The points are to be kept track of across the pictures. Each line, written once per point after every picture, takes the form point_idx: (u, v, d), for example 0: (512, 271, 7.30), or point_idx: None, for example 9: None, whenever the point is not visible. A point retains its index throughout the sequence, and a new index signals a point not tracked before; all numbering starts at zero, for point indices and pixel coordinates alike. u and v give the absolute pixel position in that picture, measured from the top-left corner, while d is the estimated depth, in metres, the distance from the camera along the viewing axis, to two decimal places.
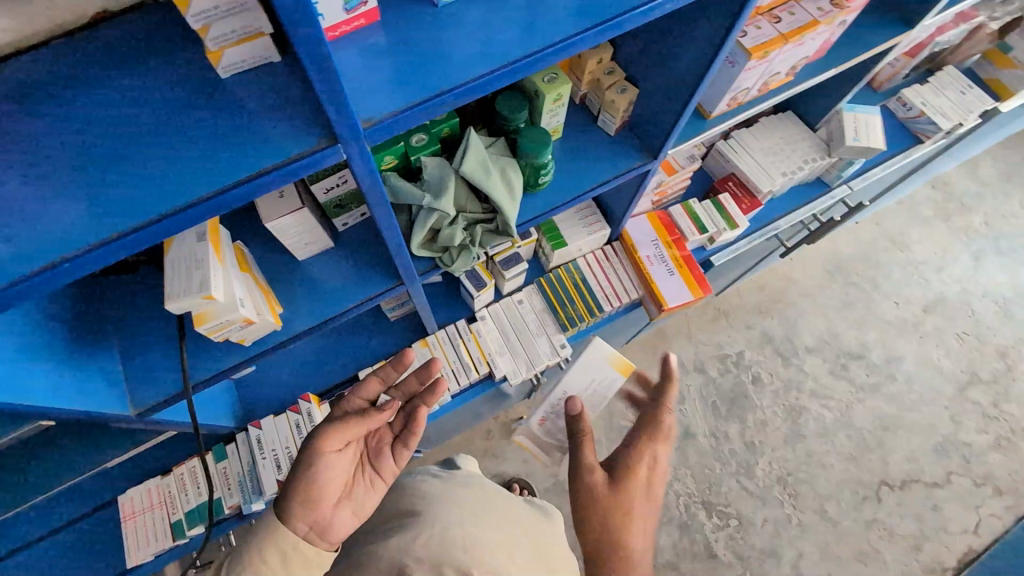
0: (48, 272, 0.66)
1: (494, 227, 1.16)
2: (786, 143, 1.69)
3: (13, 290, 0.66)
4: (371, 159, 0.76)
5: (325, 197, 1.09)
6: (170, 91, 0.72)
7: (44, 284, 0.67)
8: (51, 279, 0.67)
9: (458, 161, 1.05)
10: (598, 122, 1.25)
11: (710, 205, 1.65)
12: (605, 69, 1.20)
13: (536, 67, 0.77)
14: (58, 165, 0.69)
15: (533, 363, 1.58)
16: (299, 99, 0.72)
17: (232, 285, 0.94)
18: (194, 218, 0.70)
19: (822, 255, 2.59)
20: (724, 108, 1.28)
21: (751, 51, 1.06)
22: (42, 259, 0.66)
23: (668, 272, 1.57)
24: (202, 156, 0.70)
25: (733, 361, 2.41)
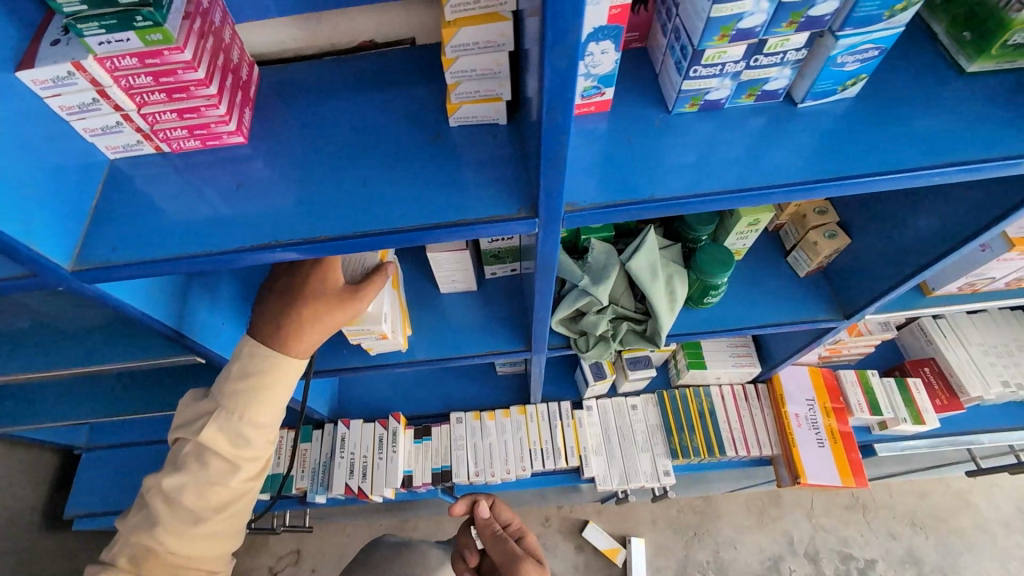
0: (261, 250, 0.74)
1: (641, 330, 1.09)
2: (1018, 347, 1.39)
3: (231, 256, 0.74)
4: (557, 241, 0.75)
5: (487, 245, 1.12)
6: (403, 124, 0.80)
7: (253, 259, 0.75)
8: (258, 256, 0.75)
9: (629, 255, 1.02)
10: (789, 258, 1.13)
11: (891, 384, 1.40)
12: (815, 207, 1.07)
13: (756, 202, 0.71)
14: (299, 161, 0.79)
15: (628, 477, 1.44)
16: (508, 161, 0.75)
17: (381, 300, 1.00)
18: (384, 243, 0.74)
19: (1019, 489, 2.05)
20: (953, 290, 1.08)
21: (1016, 243, 0.89)
22: (263, 238, 0.74)
23: (816, 442, 1.35)
24: (409, 190, 0.75)
25: (858, 568, 1.97)
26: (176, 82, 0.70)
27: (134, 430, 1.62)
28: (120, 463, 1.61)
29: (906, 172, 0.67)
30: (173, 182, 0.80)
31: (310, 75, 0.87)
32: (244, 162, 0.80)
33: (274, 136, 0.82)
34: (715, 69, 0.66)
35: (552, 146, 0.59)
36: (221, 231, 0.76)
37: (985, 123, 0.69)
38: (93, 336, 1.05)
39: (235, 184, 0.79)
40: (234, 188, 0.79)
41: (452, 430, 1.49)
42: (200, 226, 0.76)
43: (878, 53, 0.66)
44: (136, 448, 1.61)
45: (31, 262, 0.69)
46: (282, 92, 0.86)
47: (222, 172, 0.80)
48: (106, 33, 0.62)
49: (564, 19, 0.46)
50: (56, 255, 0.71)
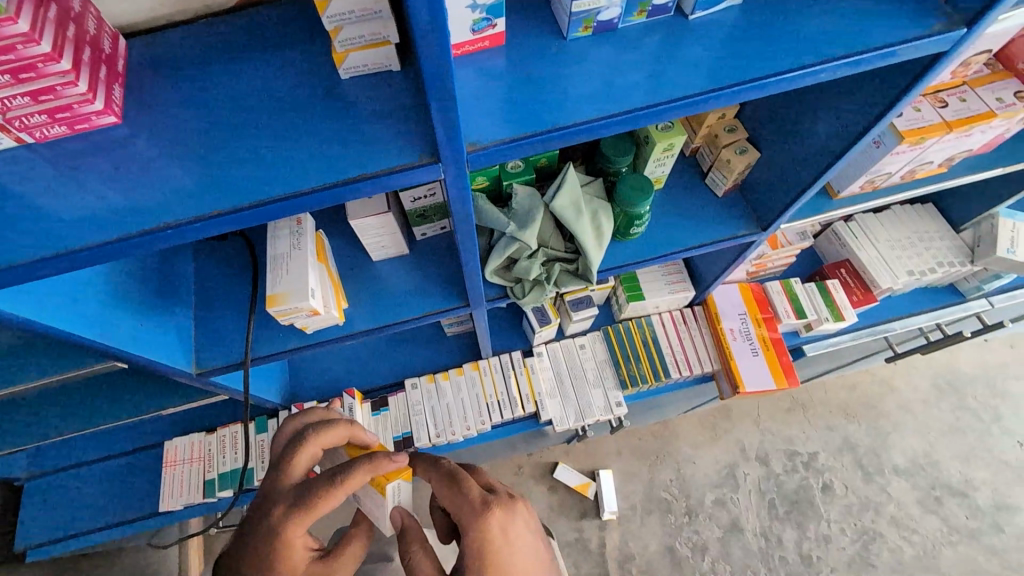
0: (151, 235, 0.68)
1: (573, 269, 1.11)
2: (919, 238, 1.51)
3: (120, 245, 0.69)
4: (465, 184, 0.74)
5: (411, 205, 1.08)
6: (289, 81, 0.74)
7: (144, 245, 0.70)
8: (151, 241, 0.69)
9: (551, 195, 1.02)
10: (707, 180, 1.17)
11: (813, 289, 1.50)
12: (727, 125, 1.10)
13: (653, 121, 0.72)
14: (178, 135, 0.72)
15: (583, 414, 1.49)
16: (409, 109, 0.72)
17: (305, 273, 0.94)
18: (287, 208, 0.71)
19: (933, 368, 2.29)
20: (855, 190, 1.16)
21: (904, 136, 0.95)
22: (150, 222, 0.69)
23: (751, 352, 1.44)
24: (306, 150, 0.71)
25: (803, 461, 2.16)
26: (19, 62, 0.60)
27: (73, 451, 1.51)
28: (64, 488, 1.50)
29: (791, 72, 0.69)
30: (43, 175, 0.71)
31: (188, 46, 0.77)
32: (121, 145, 0.72)
33: (152, 109, 0.74)
34: None
35: (434, 73, 0.58)
36: (106, 221, 0.69)
37: (864, 18, 0.72)
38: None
39: (113, 167, 0.71)
40: (113, 172, 0.71)
41: (409, 397, 1.49)
42: (82, 218, 0.69)
43: None
44: (79, 470, 1.51)
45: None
46: (158, 63, 0.76)
47: (97, 157, 0.72)
48: None
49: None
50: None
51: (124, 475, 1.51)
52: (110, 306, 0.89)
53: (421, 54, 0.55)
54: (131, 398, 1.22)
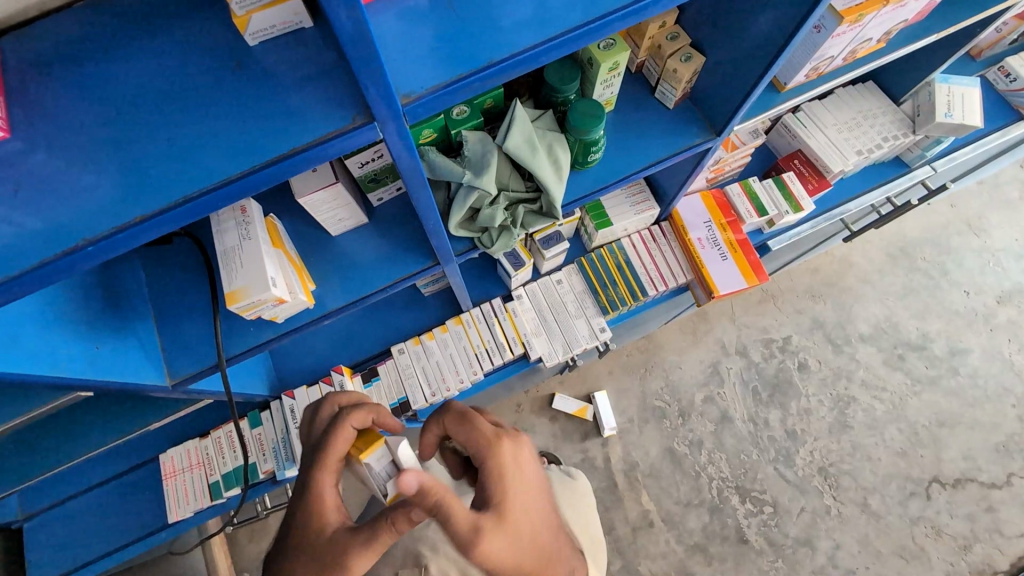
0: (73, 255, 0.62)
1: (538, 208, 1.09)
2: (864, 117, 1.53)
3: (40, 272, 0.62)
4: (405, 140, 0.70)
5: (360, 171, 1.02)
6: (194, 56, 0.66)
7: (69, 268, 0.64)
8: (75, 262, 0.64)
9: (502, 136, 0.97)
10: (656, 94, 1.14)
11: (770, 184, 1.53)
12: (668, 34, 1.06)
13: (590, 39, 0.70)
14: (78, 139, 0.64)
15: (570, 346, 1.52)
16: (333, 67, 0.66)
17: (264, 263, 0.89)
18: (220, 199, 0.66)
19: (886, 238, 2.40)
20: (801, 79, 1.16)
21: (843, 16, 0.93)
22: (68, 240, 0.63)
23: (720, 256, 1.48)
24: (227, 133, 0.65)
25: (779, 346, 2.29)
26: None
27: (68, 482, 1.48)
28: (66, 520, 1.47)
29: None
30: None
31: (67, 35, 0.66)
32: (15, 163, 0.63)
33: (43, 115, 0.64)
34: None
35: (351, 23, 0.52)
36: (17, 250, 0.62)
37: None
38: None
39: (11, 188, 0.63)
40: (11, 193, 0.63)
41: (398, 363, 1.49)
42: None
43: None
44: (78, 500, 1.48)
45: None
46: (38, 61, 0.65)
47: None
48: None
49: None
50: None
51: (126, 495, 1.49)
52: (57, 336, 0.82)
53: (330, 5, 0.50)
54: (112, 423, 1.19)
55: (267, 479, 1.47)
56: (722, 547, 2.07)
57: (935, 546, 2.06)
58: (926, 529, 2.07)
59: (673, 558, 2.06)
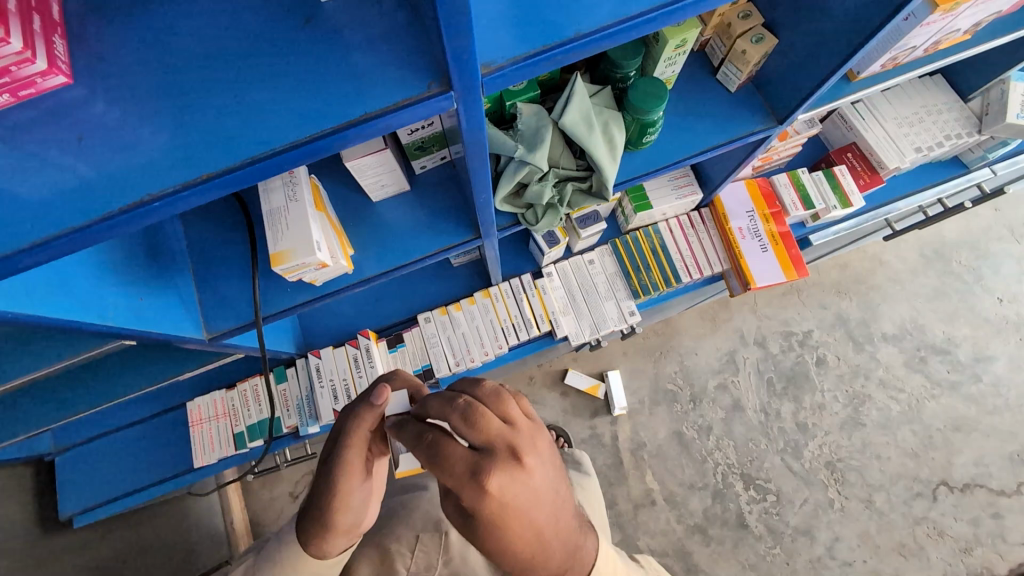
0: (137, 210, 0.61)
1: (587, 187, 1.06)
2: (927, 112, 1.46)
3: (103, 225, 0.62)
4: (478, 112, 0.67)
5: (408, 138, 0.99)
6: (262, 9, 0.63)
7: (131, 222, 0.63)
8: (138, 217, 0.63)
9: (560, 111, 0.93)
10: (718, 75, 1.09)
11: (820, 177, 1.47)
12: (740, 12, 1.00)
13: (677, 17, 0.66)
14: (142, 89, 0.62)
15: (598, 327, 1.51)
16: (407, 29, 0.62)
17: (310, 227, 0.88)
18: (284, 164, 0.64)
19: (921, 237, 2.33)
20: (876, 70, 1.09)
21: (938, 5, 0.86)
22: (133, 195, 0.61)
23: (760, 248, 1.44)
24: (296, 94, 0.62)
25: (799, 340, 2.26)
26: None
27: (97, 421, 1.52)
28: (95, 456, 1.52)
29: None
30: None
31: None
32: (78, 110, 0.61)
33: (107, 62, 0.62)
34: None
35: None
36: (82, 199, 0.61)
37: None
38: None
39: (74, 135, 0.61)
40: (75, 142, 0.61)
41: (424, 331, 1.49)
42: (54, 201, 0.61)
43: None
44: (107, 439, 1.53)
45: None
46: (101, 4, 0.63)
47: (51, 127, 0.61)
48: None
49: None
50: None
51: (153, 438, 1.52)
52: (106, 286, 0.83)
53: None
54: (142, 371, 1.20)
55: (289, 433, 1.49)
56: (722, 530, 2.10)
57: (935, 546, 2.07)
58: (928, 530, 2.08)
59: (673, 536, 2.10)
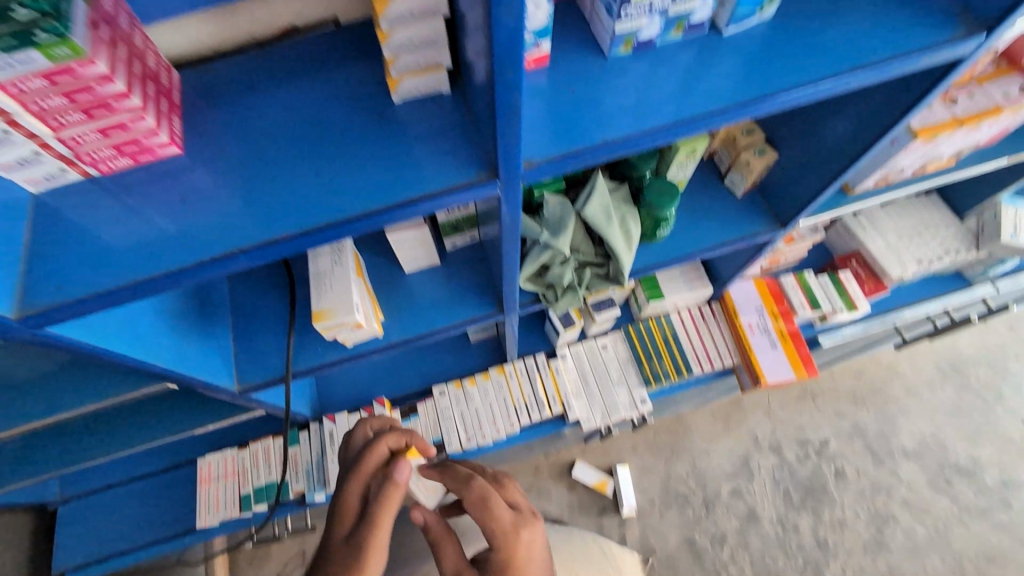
0: (223, 260, 0.70)
1: (605, 272, 1.14)
2: (925, 228, 1.56)
3: (188, 272, 0.70)
4: (515, 198, 0.76)
5: (444, 217, 1.10)
6: (343, 105, 0.77)
7: (213, 271, 0.72)
8: (220, 266, 0.71)
9: (582, 202, 1.05)
10: (725, 181, 1.21)
11: (826, 281, 1.55)
12: (743, 128, 1.15)
13: (696, 132, 0.74)
14: (241, 162, 0.74)
15: (609, 412, 1.52)
16: (459, 126, 0.75)
17: (350, 289, 0.96)
18: (349, 231, 0.73)
19: (937, 352, 2.34)
20: (870, 185, 1.20)
21: (918, 133, 0.99)
22: (218, 247, 0.70)
23: (769, 345, 1.49)
24: (366, 173, 0.73)
25: (815, 449, 2.20)
26: (94, 99, 0.62)
27: (106, 473, 1.52)
28: (96, 511, 1.50)
29: (833, 78, 0.71)
30: (112, 206, 0.72)
31: (239, 76, 0.79)
32: (183, 175, 0.74)
33: (214, 139, 0.76)
34: (643, 7, 0.66)
35: (508, 102, 0.56)
36: (173, 248, 0.71)
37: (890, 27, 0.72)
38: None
39: (179, 197, 0.73)
40: (179, 201, 0.73)
41: (438, 404, 1.51)
42: (152, 247, 0.71)
43: None
44: (112, 492, 1.52)
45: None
46: (218, 94, 0.78)
47: (161, 187, 0.74)
48: (6, 56, 0.54)
49: None
50: None
51: (157, 493, 1.51)
52: (163, 332, 0.90)
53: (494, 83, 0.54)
54: (166, 419, 1.24)
55: (294, 500, 1.47)
56: None
57: None
58: None
59: None
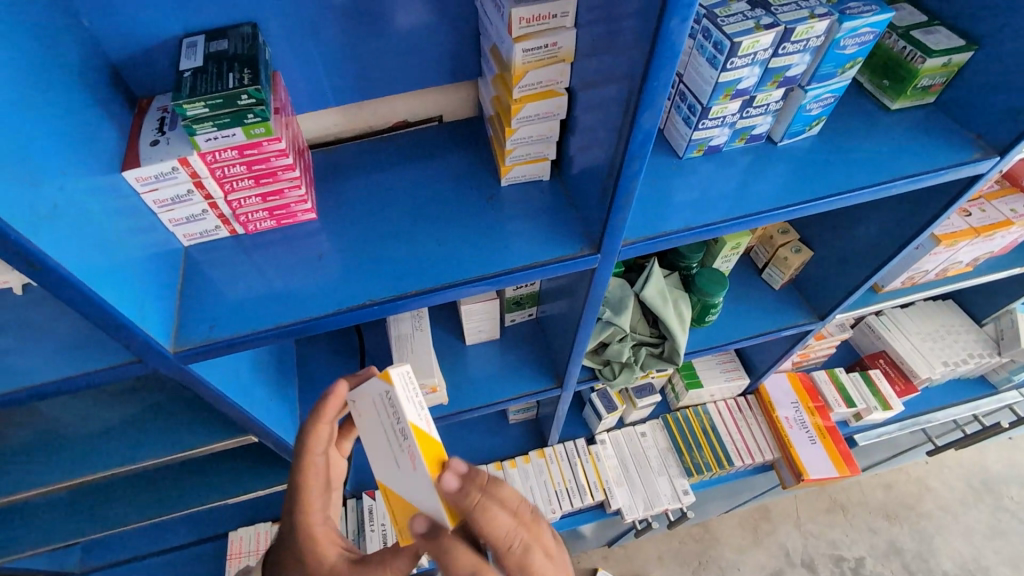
0: (359, 310, 0.78)
1: (659, 352, 1.21)
2: (947, 332, 1.64)
3: (323, 320, 0.78)
4: (612, 272, 0.86)
5: (511, 292, 1.19)
6: (453, 186, 0.90)
7: (343, 321, 0.79)
8: (351, 317, 0.79)
9: (640, 285, 1.14)
10: (763, 275, 1.32)
11: (858, 378, 1.60)
12: (779, 227, 1.27)
13: (770, 221, 0.84)
14: (369, 229, 0.86)
15: (651, 503, 1.49)
16: (554, 208, 0.87)
17: (430, 353, 1.04)
18: (465, 292, 0.82)
19: (966, 467, 2.31)
20: (898, 285, 1.31)
21: (941, 239, 1.12)
22: (358, 299, 0.79)
23: (809, 439, 1.51)
24: (479, 244, 0.84)
25: (851, 568, 2.09)
26: (266, 169, 0.74)
27: (126, 545, 1.46)
28: None
29: (882, 184, 0.83)
30: (257, 259, 0.83)
31: (365, 159, 0.94)
32: (316, 236, 0.85)
33: (343, 209, 0.88)
34: (718, 120, 0.80)
35: (626, 188, 0.68)
36: (308, 300, 0.80)
37: (920, 147, 0.87)
38: (132, 430, 1.02)
39: (317, 255, 0.83)
40: (317, 258, 0.83)
41: None
42: (292, 297, 0.80)
43: (834, 100, 0.82)
44: (128, 567, 1.45)
45: (139, 346, 0.68)
46: (346, 174, 0.92)
47: (299, 246, 0.84)
48: (217, 131, 0.66)
49: (650, 91, 0.56)
50: (162, 337, 0.71)
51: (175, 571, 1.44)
52: (256, 383, 0.96)
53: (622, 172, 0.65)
54: (216, 483, 1.24)
55: None
56: None
57: None
58: None
59: None
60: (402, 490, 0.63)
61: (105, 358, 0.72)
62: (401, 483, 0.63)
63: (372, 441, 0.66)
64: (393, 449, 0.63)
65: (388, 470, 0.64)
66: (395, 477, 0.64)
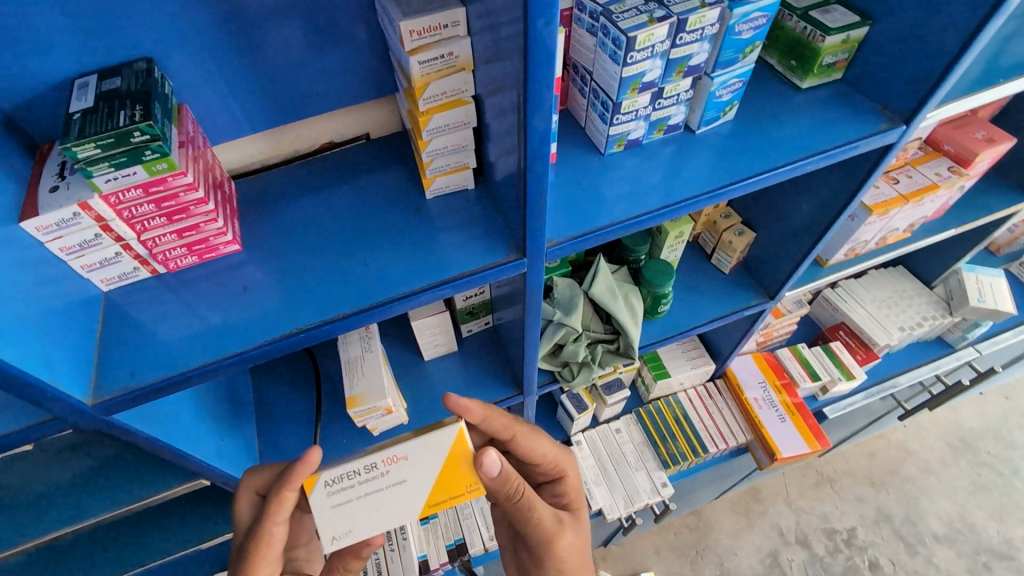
0: (287, 339, 0.77)
1: (615, 348, 1.21)
2: (900, 298, 1.68)
3: (251, 353, 0.76)
4: (543, 274, 0.86)
5: (462, 303, 1.19)
6: (381, 203, 0.90)
7: (274, 352, 0.78)
8: (284, 345, 0.78)
9: (588, 283, 1.15)
10: (712, 260, 1.34)
11: (820, 352, 1.63)
12: (722, 213, 1.29)
13: (694, 208, 0.85)
14: (296, 255, 0.84)
15: (631, 500, 1.49)
16: (482, 216, 0.87)
17: (381, 373, 1.02)
18: (397, 309, 0.81)
19: (942, 426, 2.35)
20: (841, 257, 1.34)
21: (872, 209, 1.15)
22: (286, 326, 0.78)
23: (778, 418, 1.52)
24: (409, 259, 0.83)
25: (844, 539, 2.11)
26: (176, 206, 0.72)
27: None
28: None
29: (797, 162, 0.84)
30: (180, 298, 0.81)
31: (290, 185, 0.93)
32: (241, 268, 0.83)
33: (269, 237, 0.86)
34: (631, 114, 0.81)
35: (536, 190, 0.68)
36: (235, 334, 0.78)
37: (831, 122, 0.89)
38: (80, 488, 0.99)
39: (241, 287, 0.82)
40: (241, 291, 0.81)
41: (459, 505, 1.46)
42: (216, 334, 0.78)
43: (741, 84, 0.84)
44: None
45: (54, 402, 0.66)
46: (271, 202, 0.91)
47: (223, 281, 0.82)
48: (115, 171, 0.65)
49: (537, 93, 0.56)
50: (77, 390, 0.68)
51: None
52: (202, 423, 0.93)
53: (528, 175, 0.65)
54: (182, 531, 1.20)
55: None
56: None
57: None
58: None
59: None
60: (423, 488, 0.73)
61: (21, 418, 0.70)
62: (416, 492, 0.73)
63: (372, 520, 0.72)
64: (385, 483, 0.73)
65: (403, 504, 0.73)
66: (407, 496, 0.73)
